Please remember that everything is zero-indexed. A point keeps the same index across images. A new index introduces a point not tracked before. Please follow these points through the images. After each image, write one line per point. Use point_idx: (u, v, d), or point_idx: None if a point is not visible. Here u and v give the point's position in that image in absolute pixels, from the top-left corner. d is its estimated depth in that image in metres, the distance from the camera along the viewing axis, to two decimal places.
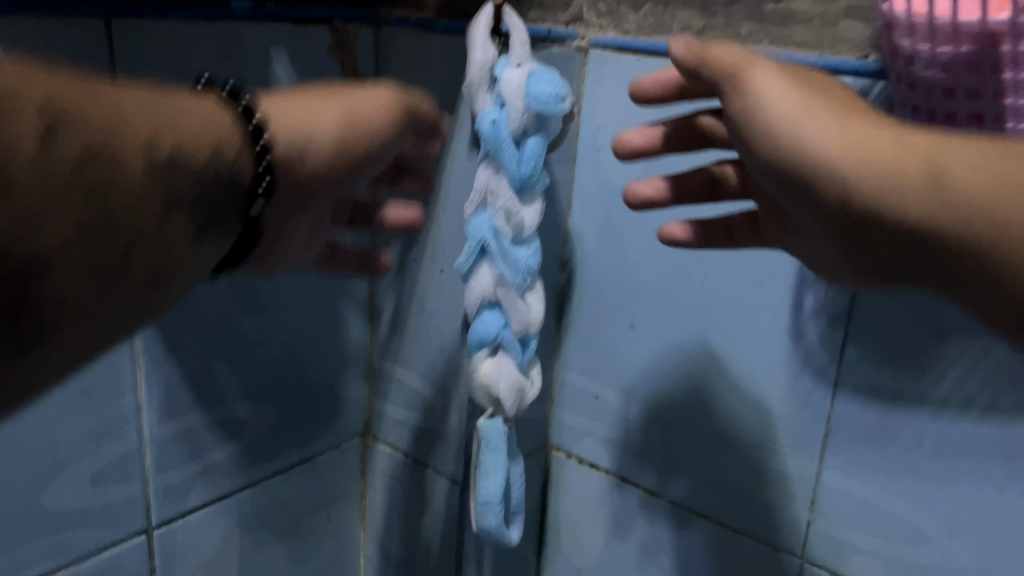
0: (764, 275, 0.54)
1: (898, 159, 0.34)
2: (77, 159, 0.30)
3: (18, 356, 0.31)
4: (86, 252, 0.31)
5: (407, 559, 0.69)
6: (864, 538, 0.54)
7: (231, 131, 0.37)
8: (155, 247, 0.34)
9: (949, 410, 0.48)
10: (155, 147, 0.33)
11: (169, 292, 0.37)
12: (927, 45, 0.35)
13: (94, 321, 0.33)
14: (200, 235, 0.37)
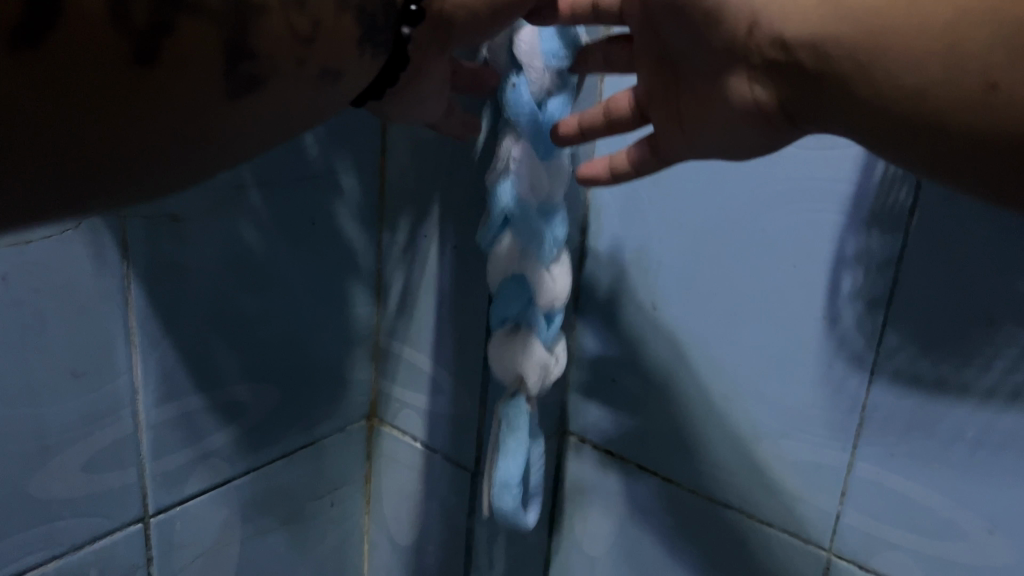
0: (798, 255, 0.51)
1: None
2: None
3: (228, 102, 0.30)
4: (279, 2, 0.30)
5: (414, 546, 0.67)
6: (897, 533, 0.51)
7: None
8: (334, 30, 0.33)
9: (996, 400, 0.45)
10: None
11: (338, 88, 0.35)
12: None
13: (276, 90, 0.32)
14: (377, 39, 0.36)
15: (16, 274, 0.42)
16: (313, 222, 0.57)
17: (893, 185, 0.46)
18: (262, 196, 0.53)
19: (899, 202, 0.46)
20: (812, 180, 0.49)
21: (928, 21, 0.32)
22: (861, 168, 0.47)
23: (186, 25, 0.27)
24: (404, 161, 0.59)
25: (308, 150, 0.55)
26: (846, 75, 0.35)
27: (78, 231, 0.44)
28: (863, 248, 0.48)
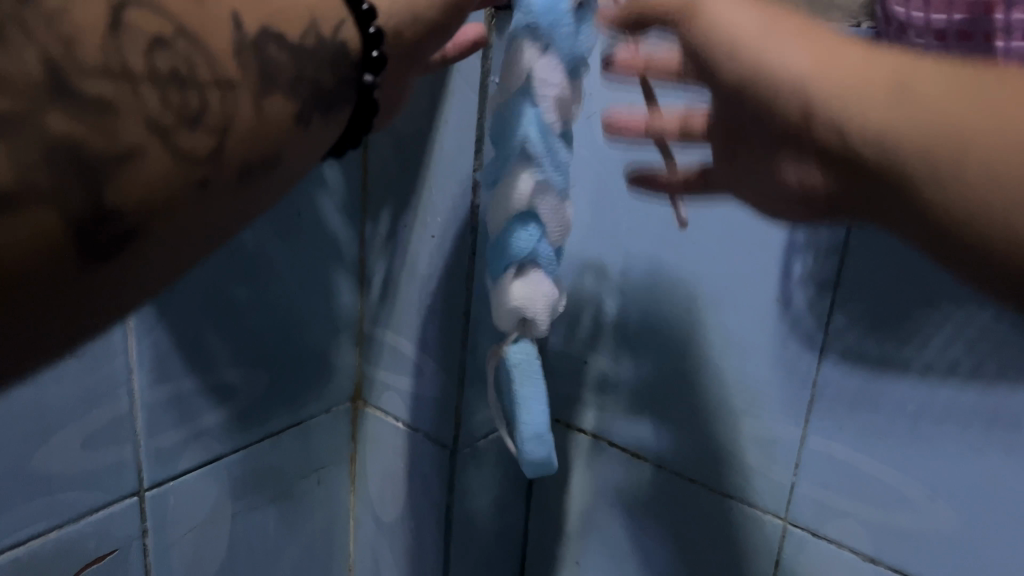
0: (753, 242, 0.54)
1: (841, 73, 0.34)
2: (151, 38, 0.31)
3: (96, 270, 0.30)
4: (170, 126, 0.31)
5: (397, 524, 0.70)
6: (845, 502, 0.55)
7: (336, 23, 0.39)
8: (235, 134, 0.34)
9: (932, 375, 0.49)
10: (228, 28, 0.34)
11: (277, 171, 0.37)
12: (921, 13, 0.39)
13: (166, 230, 0.32)
14: (300, 112, 0.37)
15: None
16: (299, 213, 0.60)
17: None
18: None
19: None
20: None
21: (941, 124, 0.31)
22: None
23: (35, 206, 0.27)
24: (386, 156, 0.62)
25: None
26: (910, 169, 0.32)
27: None
28: (812, 236, 0.52)
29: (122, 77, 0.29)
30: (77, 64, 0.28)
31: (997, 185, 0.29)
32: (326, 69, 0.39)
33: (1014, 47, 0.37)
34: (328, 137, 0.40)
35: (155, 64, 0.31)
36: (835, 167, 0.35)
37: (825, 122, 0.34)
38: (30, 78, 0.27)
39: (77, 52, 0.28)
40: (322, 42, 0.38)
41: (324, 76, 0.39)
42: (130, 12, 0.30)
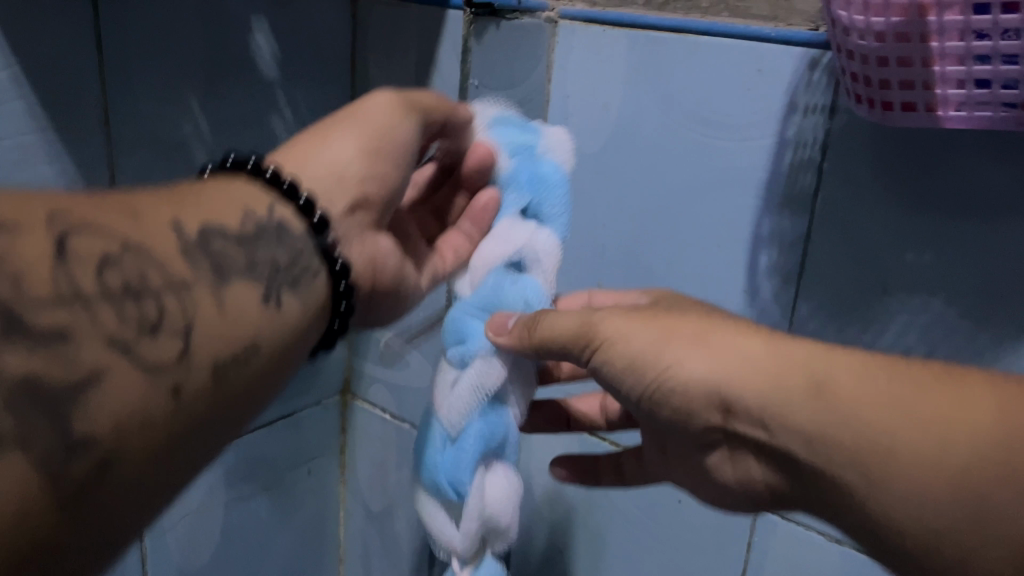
0: (721, 236, 0.57)
1: (735, 365, 0.40)
2: (96, 258, 0.33)
3: (66, 510, 0.29)
4: (132, 339, 0.32)
5: (385, 512, 0.73)
6: None
7: (266, 205, 0.43)
8: (202, 330, 0.36)
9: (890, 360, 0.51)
10: (171, 230, 0.37)
11: (258, 358, 0.39)
12: (861, 15, 0.39)
13: (130, 471, 0.32)
14: (267, 293, 0.40)
15: None
16: None
17: (800, 171, 0.52)
18: None
19: (806, 186, 0.52)
20: (731, 168, 0.55)
21: (877, 414, 0.37)
22: (773, 156, 0.53)
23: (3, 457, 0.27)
24: None
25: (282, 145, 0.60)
26: (898, 470, 0.36)
27: None
28: (777, 229, 0.54)
29: (73, 305, 0.31)
30: (29, 299, 0.30)
31: (969, 561, 0.36)
32: (278, 246, 0.42)
33: (948, 46, 0.37)
34: (300, 320, 0.42)
35: (106, 283, 0.33)
36: (718, 445, 0.43)
37: (675, 391, 0.41)
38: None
39: (24, 290, 0.30)
40: (262, 223, 0.42)
41: (279, 252, 0.42)
42: (73, 239, 0.32)
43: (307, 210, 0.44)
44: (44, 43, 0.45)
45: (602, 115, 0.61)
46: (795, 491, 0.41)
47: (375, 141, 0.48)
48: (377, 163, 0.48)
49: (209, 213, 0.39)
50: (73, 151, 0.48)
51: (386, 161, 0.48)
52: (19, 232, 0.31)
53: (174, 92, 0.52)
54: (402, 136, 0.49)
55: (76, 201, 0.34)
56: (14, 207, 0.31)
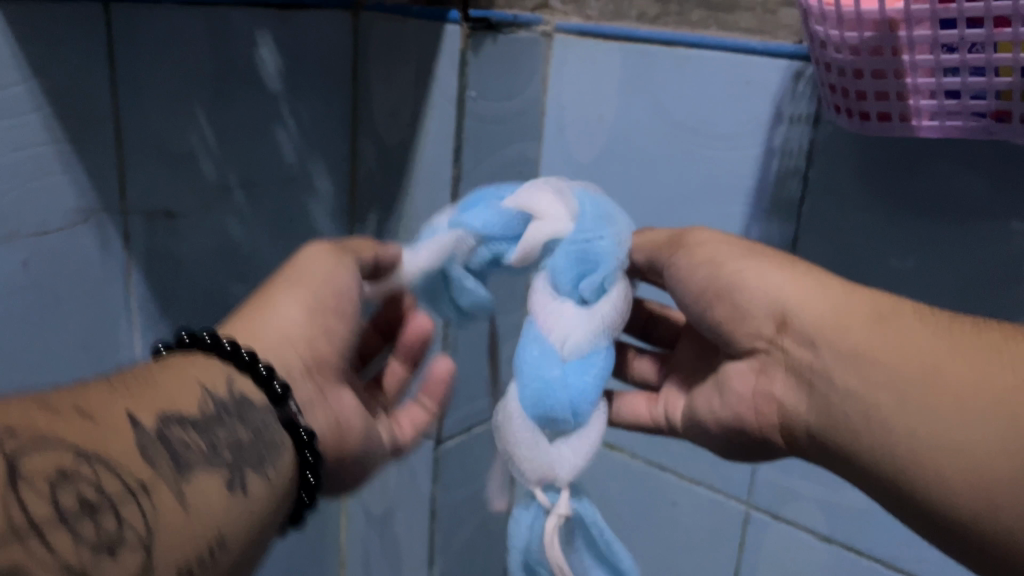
0: None
1: (809, 284, 0.41)
2: (49, 476, 0.28)
3: None
4: (86, 564, 0.28)
5: (384, 515, 0.74)
6: (801, 484, 0.59)
7: (224, 379, 0.40)
8: (164, 536, 0.31)
9: None
10: (129, 430, 0.32)
11: (225, 554, 0.34)
12: (836, 30, 0.41)
13: None
14: (231, 480, 0.36)
15: (36, 259, 0.49)
16: (290, 218, 0.64)
17: (787, 179, 0.54)
18: (244, 195, 0.60)
19: (792, 194, 0.54)
20: (721, 177, 0.57)
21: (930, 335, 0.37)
22: (760, 164, 0.55)
23: None
24: (372, 166, 0.67)
25: (286, 156, 0.62)
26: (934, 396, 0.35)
27: (88, 223, 0.51)
28: (765, 235, 0.56)
29: (22, 538, 0.27)
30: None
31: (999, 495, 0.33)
32: (239, 425, 0.38)
33: (918, 59, 0.39)
34: (269, 493, 0.38)
35: (61, 505, 0.28)
36: (755, 355, 0.44)
37: (746, 291, 0.42)
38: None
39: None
40: (224, 404, 0.38)
41: (241, 430, 0.38)
42: (23, 460, 0.28)
43: (267, 380, 0.41)
44: (58, 58, 0.47)
45: (596, 125, 0.63)
46: (792, 389, 0.42)
47: (321, 295, 0.46)
48: (323, 318, 0.46)
49: (165, 402, 0.35)
50: (85, 161, 0.50)
51: (332, 312, 0.46)
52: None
53: (181, 104, 0.54)
54: (346, 287, 0.47)
55: (33, 415, 0.29)
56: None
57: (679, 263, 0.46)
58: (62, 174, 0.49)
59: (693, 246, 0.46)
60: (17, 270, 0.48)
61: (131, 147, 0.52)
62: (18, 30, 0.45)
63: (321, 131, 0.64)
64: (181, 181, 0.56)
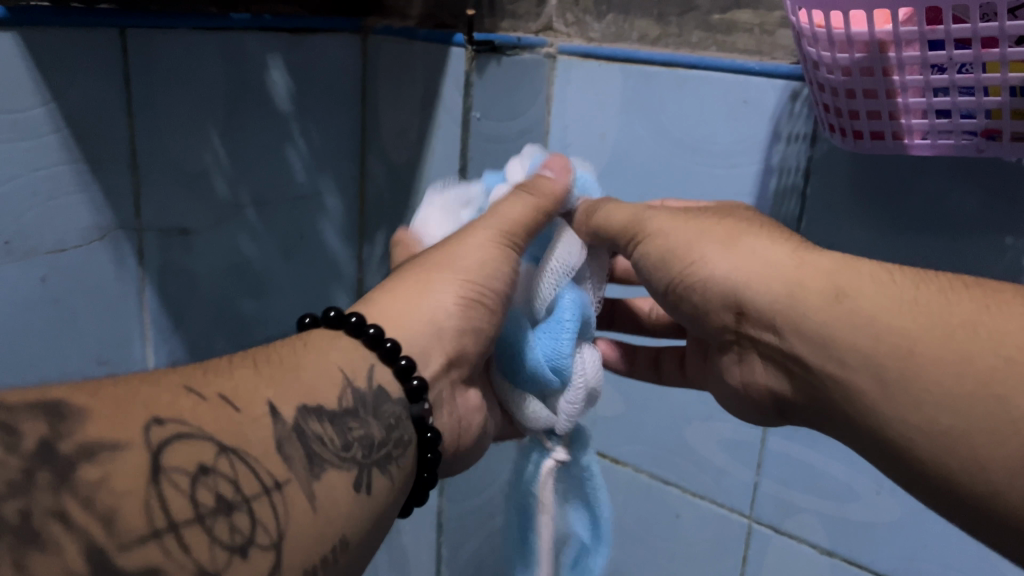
0: None
1: (758, 269, 0.41)
2: (190, 473, 0.31)
3: None
4: (221, 565, 0.31)
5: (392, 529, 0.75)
6: (803, 498, 0.59)
7: (366, 368, 0.41)
8: (292, 537, 0.34)
9: None
10: (266, 424, 0.35)
11: (345, 554, 0.36)
12: (828, 52, 0.42)
13: None
14: (357, 480, 0.38)
15: (54, 276, 0.51)
16: (300, 236, 0.66)
17: (785, 197, 0.55)
18: (256, 213, 0.62)
19: (790, 212, 0.55)
20: (721, 195, 0.58)
21: (902, 319, 0.36)
22: (759, 182, 0.56)
23: None
24: (381, 184, 0.69)
25: (296, 174, 0.64)
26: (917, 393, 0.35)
27: (104, 240, 0.53)
28: None
29: (159, 537, 0.29)
30: (118, 540, 0.28)
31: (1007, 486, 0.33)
32: (372, 420, 0.40)
33: (908, 80, 0.40)
34: (390, 487, 0.40)
35: (199, 502, 0.31)
36: (730, 347, 0.45)
37: (701, 284, 0.42)
38: (67, 571, 0.27)
39: (116, 527, 0.28)
40: (361, 394, 0.40)
41: (373, 427, 0.40)
42: (165, 453, 0.31)
43: (405, 374, 0.42)
44: (77, 81, 0.49)
45: (598, 145, 0.64)
46: (773, 374, 0.43)
47: (478, 288, 0.45)
48: (476, 314, 0.45)
49: (307, 394, 0.38)
50: (101, 181, 0.52)
51: (484, 311, 0.46)
52: (118, 450, 0.30)
53: (195, 124, 0.56)
54: (501, 285, 0.46)
55: (179, 405, 0.33)
56: (110, 425, 0.30)
57: (645, 250, 0.45)
58: (80, 193, 0.51)
59: (653, 233, 0.45)
60: (36, 286, 0.50)
61: (147, 168, 0.54)
62: (39, 55, 0.47)
63: (330, 150, 0.66)
64: (195, 200, 0.57)
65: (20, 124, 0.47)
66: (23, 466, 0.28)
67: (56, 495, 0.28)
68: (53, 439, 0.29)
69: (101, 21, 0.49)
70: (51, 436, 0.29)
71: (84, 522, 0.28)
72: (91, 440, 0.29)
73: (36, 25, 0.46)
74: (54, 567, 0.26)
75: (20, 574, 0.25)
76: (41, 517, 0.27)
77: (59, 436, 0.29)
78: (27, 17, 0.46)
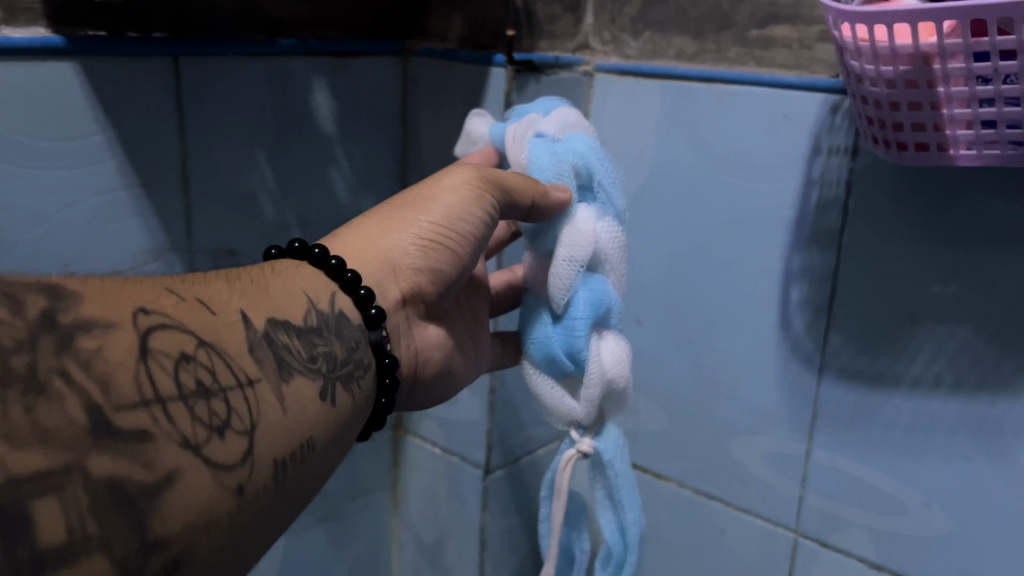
0: (754, 272, 0.60)
1: None
2: (174, 356, 0.32)
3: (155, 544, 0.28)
4: (203, 439, 0.31)
5: (436, 545, 0.75)
6: (850, 512, 0.59)
7: (327, 296, 0.43)
8: (265, 427, 0.35)
9: (921, 389, 0.53)
10: (239, 328, 0.36)
11: (313, 454, 0.37)
12: (872, 65, 0.42)
13: (195, 499, 0.30)
14: (323, 390, 0.39)
15: None
16: None
17: (827, 210, 0.55)
18: (302, 233, 0.63)
19: (832, 224, 0.55)
20: (762, 208, 0.58)
21: None
22: (800, 195, 0.56)
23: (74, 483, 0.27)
24: None
25: (340, 195, 0.65)
26: None
27: (157, 262, 0.54)
28: (807, 264, 0.57)
29: (148, 406, 0.30)
30: (114, 403, 0.29)
31: None
32: (335, 339, 0.42)
33: (953, 91, 0.40)
34: (351, 404, 0.41)
35: (182, 383, 0.32)
36: None
37: None
38: (71, 425, 0.28)
39: (112, 393, 0.29)
40: (325, 316, 0.42)
41: (336, 346, 0.42)
42: (154, 336, 0.32)
43: (364, 302, 0.44)
44: (133, 108, 0.51)
45: (638, 161, 0.65)
46: None
47: (440, 232, 0.46)
48: (436, 255, 0.47)
49: (274, 308, 0.39)
50: (156, 204, 0.53)
51: (444, 253, 0.47)
52: (110, 329, 0.31)
53: (243, 146, 0.57)
54: (468, 230, 0.46)
55: (163, 300, 0.34)
56: (103, 307, 0.31)
57: None
58: (136, 217, 0.52)
59: None
60: None
61: (198, 190, 0.55)
62: (96, 82, 0.49)
63: (373, 171, 0.67)
64: (243, 220, 0.59)
65: (80, 151, 0.49)
66: (27, 331, 0.28)
67: (59, 358, 0.29)
68: (54, 312, 0.30)
69: (155, 49, 0.51)
70: (52, 309, 0.30)
71: (83, 384, 0.29)
72: (86, 318, 0.30)
73: (95, 54, 0.48)
74: (60, 420, 0.27)
75: (28, 420, 0.26)
76: (46, 373, 0.28)
77: (59, 311, 0.30)
78: (85, 47, 0.48)
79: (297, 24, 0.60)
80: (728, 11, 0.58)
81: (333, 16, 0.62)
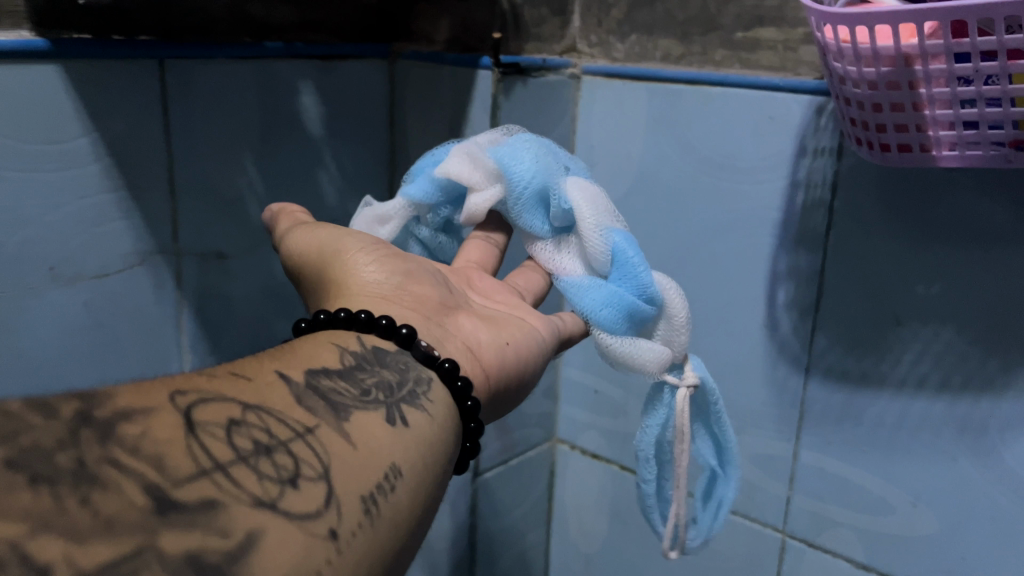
0: (741, 273, 0.60)
1: None
2: (222, 424, 0.28)
3: None
4: (276, 495, 0.27)
5: None
6: (838, 512, 0.59)
7: (355, 339, 0.39)
8: (342, 468, 0.30)
9: (907, 389, 0.54)
10: (280, 384, 0.32)
11: (404, 482, 0.32)
12: (854, 66, 0.42)
13: (282, 555, 0.26)
14: (389, 417, 0.34)
15: (97, 300, 0.52)
16: None
17: (813, 210, 0.55)
18: None
19: (818, 225, 0.55)
20: (749, 209, 0.58)
21: None
22: (786, 197, 0.56)
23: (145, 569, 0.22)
24: None
25: (328, 197, 0.65)
26: None
27: (144, 265, 0.54)
28: (793, 264, 0.57)
29: (209, 475, 0.26)
30: (172, 479, 0.25)
31: None
32: (381, 369, 0.38)
33: (935, 92, 0.40)
34: (429, 424, 0.36)
35: (239, 446, 0.28)
36: None
37: None
38: (133, 507, 0.24)
39: (166, 469, 0.25)
40: (361, 354, 0.38)
41: (384, 372, 0.37)
42: (194, 411, 0.28)
43: (390, 328, 0.39)
44: (119, 112, 0.50)
45: (626, 164, 0.65)
46: None
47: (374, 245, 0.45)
48: (390, 261, 0.45)
49: (310, 361, 0.35)
50: (141, 207, 0.53)
51: (400, 260, 0.45)
52: (150, 413, 0.27)
53: (230, 150, 0.57)
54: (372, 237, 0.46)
55: (195, 379, 0.30)
56: (135, 395, 0.28)
57: None
58: (121, 220, 0.52)
59: None
60: (79, 310, 0.51)
61: (183, 193, 0.55)
62: (80, 86, 0.48)
63: (361, 174, 0.67)
64: (230, 223, 0.58)
65: (65, 154, 0.49)
66: (60, 427, 0.25)
67: (103, 447, 0.25)
68: (88, 409, 0.26)
69: (141, 51, 0.51)
70: (86, 408, 0.26)
71: (136, 468, 0.25)
72: (123, 408, 0.27)
73: (80, 58, 0.48)
74: (118, 505, 0.23)
75: (86, 511, 0.23)
76: (94, 463, 0.24)
77: (93, 408, 0.26)
78: (69, 50, 0.48)
79: (284, 27, 0.60)
80: (714, 14, 0.59)
81: (321, 20, 0.62)
